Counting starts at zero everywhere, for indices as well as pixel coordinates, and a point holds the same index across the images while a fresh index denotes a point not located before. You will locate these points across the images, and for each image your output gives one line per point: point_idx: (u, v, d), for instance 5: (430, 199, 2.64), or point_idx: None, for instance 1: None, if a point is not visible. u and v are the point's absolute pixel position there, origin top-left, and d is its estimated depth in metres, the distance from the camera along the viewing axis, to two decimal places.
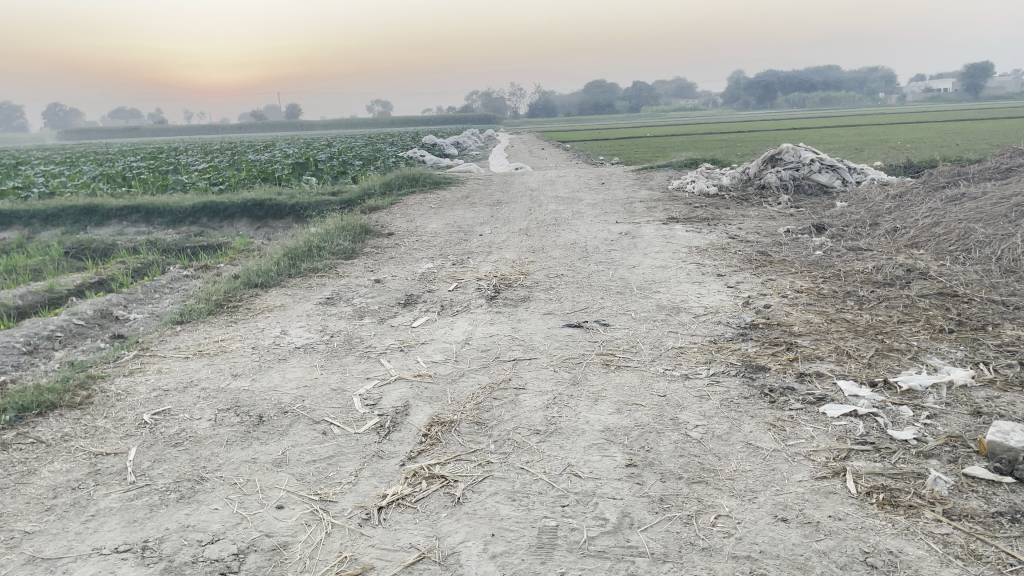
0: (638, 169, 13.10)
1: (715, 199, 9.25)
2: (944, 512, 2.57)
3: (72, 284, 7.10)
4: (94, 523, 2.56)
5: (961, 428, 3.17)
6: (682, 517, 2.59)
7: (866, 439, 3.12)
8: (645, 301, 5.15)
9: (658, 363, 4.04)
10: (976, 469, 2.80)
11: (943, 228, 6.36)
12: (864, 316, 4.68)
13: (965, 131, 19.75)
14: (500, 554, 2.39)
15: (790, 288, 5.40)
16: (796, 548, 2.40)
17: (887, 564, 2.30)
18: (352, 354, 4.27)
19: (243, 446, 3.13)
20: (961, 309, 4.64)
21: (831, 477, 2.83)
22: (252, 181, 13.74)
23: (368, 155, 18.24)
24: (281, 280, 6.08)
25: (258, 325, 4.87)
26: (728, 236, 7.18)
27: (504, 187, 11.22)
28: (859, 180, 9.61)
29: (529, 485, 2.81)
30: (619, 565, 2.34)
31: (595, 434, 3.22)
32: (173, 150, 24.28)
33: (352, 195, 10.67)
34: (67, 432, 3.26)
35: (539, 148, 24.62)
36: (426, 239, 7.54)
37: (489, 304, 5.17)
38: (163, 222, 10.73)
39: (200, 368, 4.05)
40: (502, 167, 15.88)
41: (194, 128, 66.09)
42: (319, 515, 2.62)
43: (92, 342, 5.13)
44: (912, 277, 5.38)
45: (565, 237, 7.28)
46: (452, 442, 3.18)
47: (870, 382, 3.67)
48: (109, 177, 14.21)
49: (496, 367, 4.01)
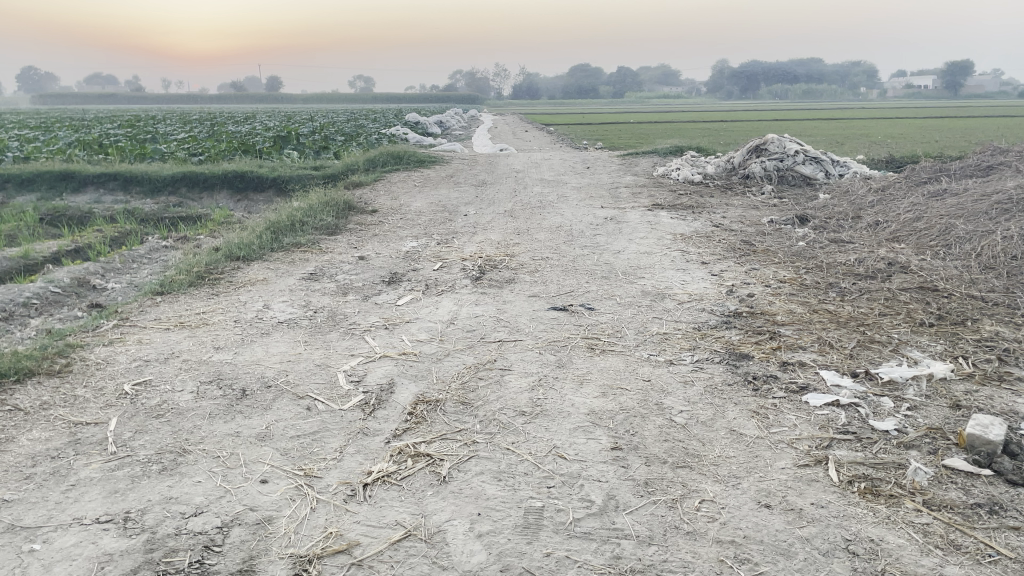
0: (623, 154, 13.07)
1: (699, 188, 9.27)
2: (925, 502, 2.61)
3: (47, 251, 6.97)
4: (74, 493, 2.53)
5: (941, 421, 3.21)
6: (666, 501, 2.61)
7: (848, 429, 3.16)
8: (630, 287, 5.15)
9: (642, 348, 4.06)
10: (955, 461, 2.85)
11: (924, 223, 6.43)
12: (846, 307, 4.73)
13: (946, 128, 19.96)
14: (486, 533, 2.39)
15: (773, 277, 5.43)
16: (780, 534, 2.42)
17: (869, 552, 2.33)
18: (336, 331, 4.24)
19: (226, 420, 3.10)
20: (941, 303, 4.70)
21: (814, 465, 2.86)
22: (232, 153, 13.56)
23: (349, 131, 18.05)
24: (263, 254, 6.01)
25: (241, 299, 4.81)
26: (712, 224, 7.20)
27: (489, 168, 11.16)
28: (842, 174, 9.68)
29: (514, 465, 2.81)
30: (604, 547, 2.35)
31: (581, 417, 3.22)
32: (152, 120, 23.85)
33: (334, 170, 10.56)
34: (46, 401, 3.21)
35: (523, 130, 24.46)
36: (410, 218, 7.49)
37: (474, 285, 5.15)
38: (141, 191, 10.58)
39: (181, 340, 4.00)
40: (486, 148, 15.80)
41: (172, 97, 65.11)
42: (303, 490, 2.60)
43: (69, 310, 5.04)
44: (894, 271, 5.43)
45: (551, 220, 7.26)
46: (437, 421, 3.17)
47: (852, 373, 3.71)
48: (86, 143, 13.94)
49: (481, 348, 4.00)
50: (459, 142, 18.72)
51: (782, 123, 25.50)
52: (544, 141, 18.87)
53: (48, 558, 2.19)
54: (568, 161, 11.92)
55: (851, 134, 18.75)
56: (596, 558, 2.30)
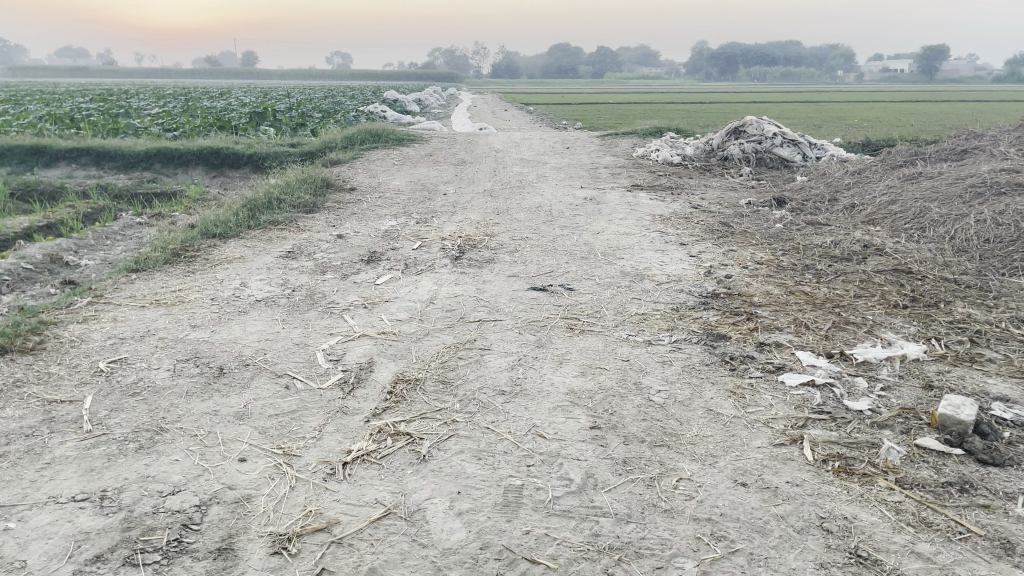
0: (603, 135, 13.05)
1: (678, 169, 9.29)
2: (897, 481, 2.66)
3: (18, 227, 6.85)
4: (49, 471, 2.50)
5: (914, 401, 3.27)
6: (644, 479, 2.63)
7: (822, 409, 3.20)
8: (609, 267, 5.16)
9: (621, 328, 4.07)
10: (928, 440, 2.90)
11: (900, 206, 6.49)
12: (822, 289, 4.77)
13: (923, 112, 20.17)
14: (466, 512, 2.40)
15: (751, 259, 5.47)
16: (756, 512, 2.45)
17: (842, 529, 2.38)
18: (314, 310, 4.21)
19: (203, 398, 3.07)
20: (915, 286, 4.76)
21: (789, 444, 2.90)
22: (208, 130, 13.34)
23: (327, 108, 17.87)
24: (240, 232, 5.94)
25: (217, 277, 4.76)
26: (691, 205, 7.23)
27: (468, 147, 11.09)
28: (820, 156, 9.75)
29: (494, 444, 2.82)
30: (583, 525, 2.37)
31: (560, 396, 3.23)
32: (124, 94, 23.42)
33: (312, 147, 10.45)
34: (19, 378, 3.16)
35: (502, 109, 24.33)
36: (389, 196, 7.44)
37: (453, 265, 5.13)
38: (114, 166, 10.41)
39: (157, 318, 3.95)
40: (465, 127, 15.69)
41: (144, 71, 63.97)
42: (282, 469, 2.60)
43: (41, 287, 4.96)
44: (869, 253, 5.50)
45: (530, 200, 7.24)
46: (417, 400, 3.17)
47: (828, 354, 3.76)
48: (56, 117, 13.64)
49: (460, 327, 3.99)
50: (439, 121, 18.58)
51: (762, 106, 25.58)
52: (524, 120, 18.78)
53: (23, 537, 2.17)
54: (548, 141, 11.89)
55: (829, 117, 18.85)
56: (575, 536, 2.32)
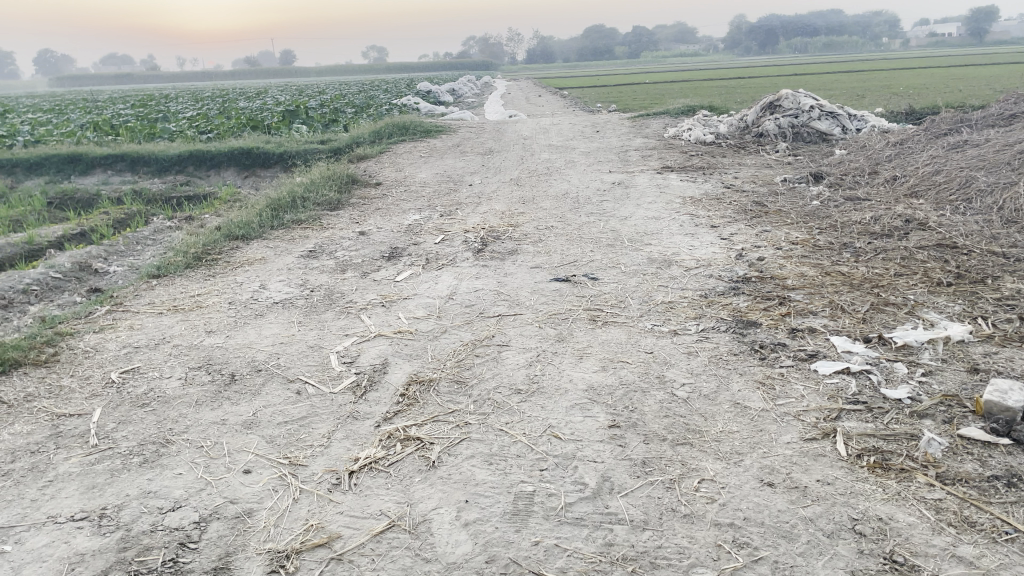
0: (635, 116, 12.80)
1: (711, 148, 9.04)
2: (937, 476, 2.48)
3: (52, 236, 6.94)
4: (51, 489, 2.46)
5: (957, 386, 3.06)
6: (664, 481, 2.49)
7: (858, 399, 3.01)
8: (636, 254, 5.00)
9: (646, 318, 3.92)
10: (972, 430, 2.70)
11: (944, 177, 6.19)
12: (860, 269, 4.54)
13: (973, 76, 19.42)
14: (473, 522, 2.29)
15: (785, 239, 5.25)
16: (782, 515, 2.30)
17: (877, 532, 2.21)
18: (332, 310, 4.14)
19: (213, 407, 3.02)
20: (961, 261, 4.50)
21: (821, 438, 2.73)
22: (241, 130, 13.42)
23: (360, 102, 17.89)
24: (263, 232, 5.91)
25: (237, 280, 4.72)
26: (724, 185, 7.00)
27: (497, 136, 10.97)
28: (860, 128, 9.39)
29: (507, 448, 2.71)
30: (596, 533, 2.24)
31: (578, 394, 3.10)
32: (162, 97, 23.77)
33: (340, 143, 10.42)
34: (31, 392, 3.14)
35: (536, 95, 24.07)
36: (414, 189, 7.36)
37: (475, 257, 5.02)
38: (149, 170, 10.52)
39: (173, 325, 3.92)
40: (497, 115, 15.55)
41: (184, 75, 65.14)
42: (287, 480, 2.52)
43: (68, 296, 4.99)
44: (911, 228, 5.23)
45: (557, 187, 7.10)
46: (430, 403, 3.07)
47: (865, 338, 3.55)
48: (95, 124, 13.84)
49: (479, 323, 3.89)
50: (472, 110, 18.47)
51: (800, 78, 24.95)
52: (556, 105, 18.58)
53: (18, 560, 2.13)
54: (578, 126, 11.67)
55: (871, 86, 18.22)
56: (587, 546, 2.19)
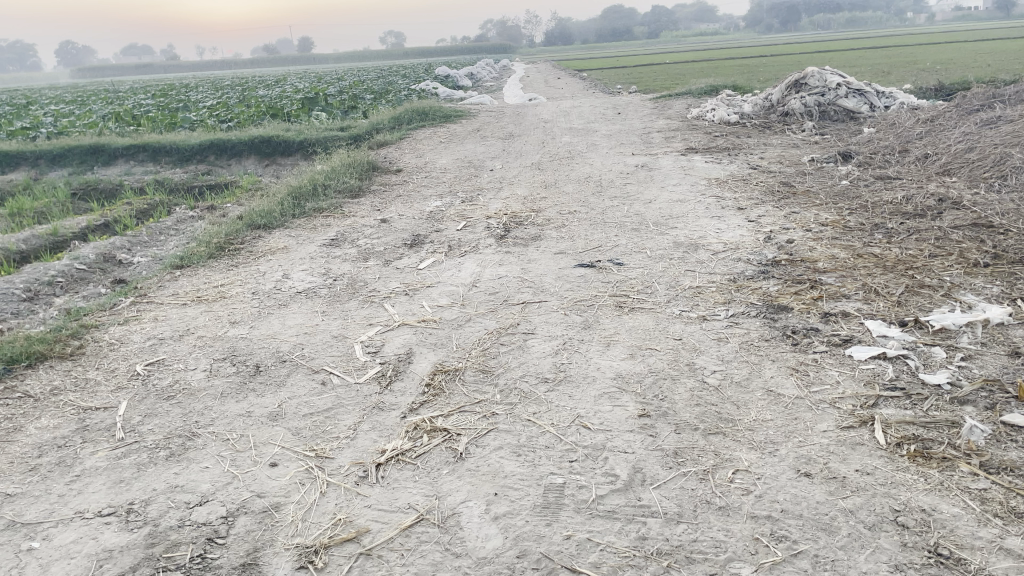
0: (656, 97, 12.63)
1: (735, 128, 8.90)
2: (982, 465, 2.39)
3: (76, 227, 6.96)
4: (78, 484, 2.44)
5: (998, 371, 2.97)
6: (697, 472, 2.43)
7: (896, 385, 2.93)
8: (662, 238, 4.91)
9: (674, 304, 3.84)
10: (1016, 417, 2.61)
11: (978, 154, 6.02)
12: (893, 250, 4.42)
13: (1003, 50, 18.92)
14: (503, 515, 2.25)
15: (814, 221, 5.13)
16: (821, 506, 2.23)
17: (920, 524, 2.13)
18: (355, 299, 4.10)
19: (238, 399, 2.99)
20: (998, 241, 4.37)
21: (858, 426, 2.65)
22: (261, 118, 13.43)
23: (380, 88, 17.81)
24: (285, 221, 5.89)
25: (259, 269, 4.70)
26: (750, 166, 6.88)
27: (517, 120, 10.87)
28: (888, 105, 9.18)
29: (535, 438, 2.66)
30: (629, 527, 2.19)
31: (607, 382, 3.05)
32: (181, 86, 23.84)
33: (360, 130, 10.38)
34: (57, 386, 3.14)
35: (557, 78, 23.85)
36: (435, 176, 7.30)
37: (499, 244, 4.96)
38: (171, 160, 10.53)
39: (197, 316, 3.91)
40: (516, 99, 15.41)
41: (202, 64, 65.33)
42: (314, 473, 2.49)
43: (92, 288, 5.00)
44: (945, 208, 5.10)
45: (579, 170, 7.01)
46: (456, 393, 3.02)
47: (900, 322, 3.45)
48: (118, 115, 13.91)
49: (503, 311, 3.83)
50: (491, 93, 18.33)
51: (823, 55, 24.49)
52: (575, 88, 18.40)
53: (46, 557, 2.12)
54: (599, 108, 11.53)
55: (897, 62, 17.82)
56: (620, 540, 2.14)
